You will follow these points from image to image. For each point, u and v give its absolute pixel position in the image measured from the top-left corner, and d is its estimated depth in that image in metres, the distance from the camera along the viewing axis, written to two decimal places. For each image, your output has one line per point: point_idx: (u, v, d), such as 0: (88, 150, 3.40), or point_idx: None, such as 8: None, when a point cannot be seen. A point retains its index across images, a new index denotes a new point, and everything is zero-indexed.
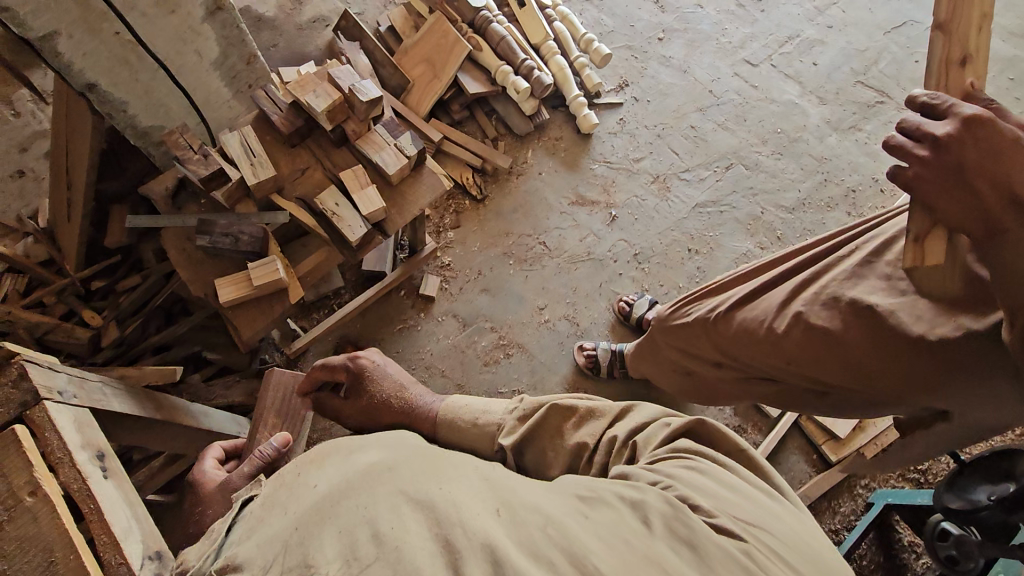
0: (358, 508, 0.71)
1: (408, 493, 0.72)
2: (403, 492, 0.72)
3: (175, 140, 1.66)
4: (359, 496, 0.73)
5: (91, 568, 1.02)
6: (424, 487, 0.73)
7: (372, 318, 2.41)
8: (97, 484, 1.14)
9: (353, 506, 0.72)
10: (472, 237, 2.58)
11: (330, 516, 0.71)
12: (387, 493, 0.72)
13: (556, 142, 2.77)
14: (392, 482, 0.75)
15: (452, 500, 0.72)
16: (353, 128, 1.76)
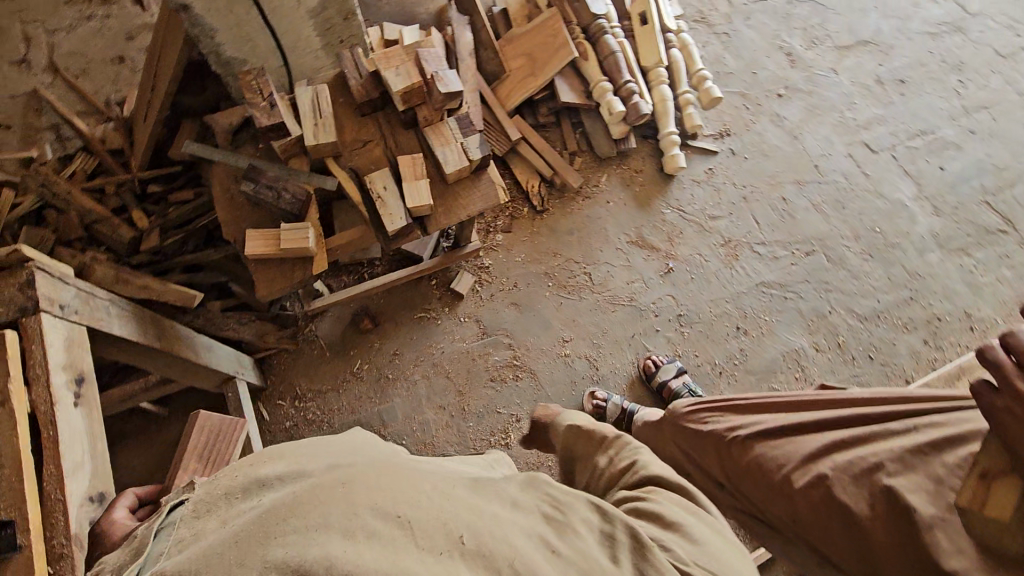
0: (304, 521, 0.63)
1: (358, 506, 0.65)
2: (350, 504, 0.65)
3: (247, 80, 1.63)
4: (300, 505, 0.65)
5: (30, 499, 1.04)
6: (370, 494, 0.67)
7: (396, 298, 2.40)
8: (66, 411, 1.15)
9: (298, 519, 0.63)
10: (519, 247, 2.49)
11: (271, 534, 0.62)
12: (330, 503, 0.65)
13: (634, 174, 2.63)
14: (336, 485, 0.68)
15: (405, 510, 0.67)
16: (425, 116, 1.70)
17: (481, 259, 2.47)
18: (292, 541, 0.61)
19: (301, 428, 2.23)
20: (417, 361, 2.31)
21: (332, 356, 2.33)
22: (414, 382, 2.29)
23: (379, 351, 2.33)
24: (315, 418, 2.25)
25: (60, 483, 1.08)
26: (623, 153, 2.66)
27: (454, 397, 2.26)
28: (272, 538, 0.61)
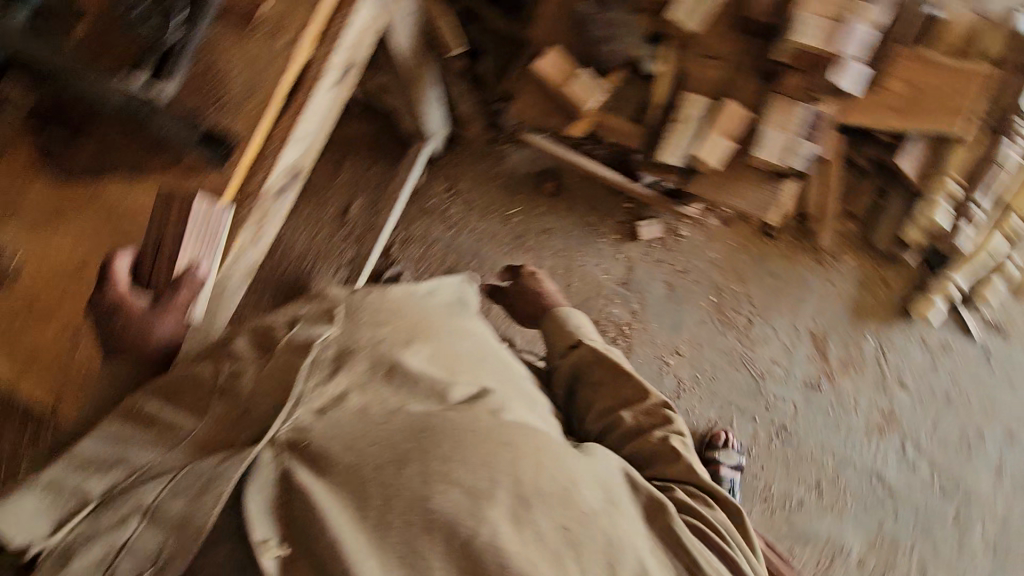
0: (466, 463, 0.90)
1: (524, 441, 0.97)
2: (518, 432, 0.98)
3: None
4: (473, 434, 0.94)
5: (258, 136, 1.28)
6: (514, 445, 0.95)
7: (588, 191, 2.35)
8: (320, 92, 1.35)
9: (461, 463, 0.90)
10: (717, 246, 2.32)
11: (434, 480, 0.88)
12: (506, 424, 0.99)
13: (878, 285, 2.30)
14: (501, 428, 0.97)
15: (541, 455, 0.96)
16: None
17: (680, 223, 2.33)
18: (461, 484, 0.88)
19: (436, 216, 2.34)
20: (557, 252, 2.33)
21: (503, 186, 2.37)
22: (540, 266, 2.32)
23: (537, 219, 2.35)
24: (451, 218, 2.35)
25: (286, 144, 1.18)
26: (892, 259, 2.29)
27: None
28: (434, 481, 0.87)
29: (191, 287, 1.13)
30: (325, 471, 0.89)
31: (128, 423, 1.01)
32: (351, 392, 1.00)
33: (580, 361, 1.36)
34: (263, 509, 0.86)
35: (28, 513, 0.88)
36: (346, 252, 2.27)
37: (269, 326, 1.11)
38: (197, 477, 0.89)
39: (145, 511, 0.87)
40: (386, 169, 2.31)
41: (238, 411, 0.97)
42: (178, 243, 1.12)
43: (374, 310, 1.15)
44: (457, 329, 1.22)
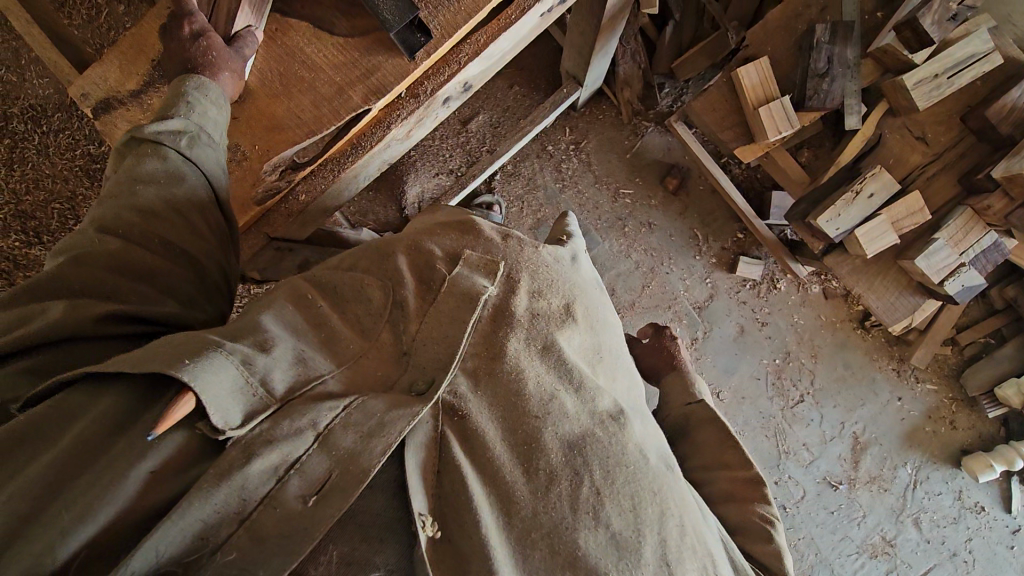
0: (619, 502, 0.77)
1: (669, 494, 0.81)
2: (664, 479, 0.82)
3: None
4: (626, 472, 0.79)
5: (450, 38, 1.05)
6: (662, 496, 0.80)
7: (708, 206, 2.24)
8: (531, 15, 1.09)
9: (612, 503, 0.76)
10: (807, 314, 2.22)
11: (584, 514, 0.74)
12: (652, 465, 0.82)
13: (946, 424, 2.21)
14: (647, 470, 0.81)
15: (682, 517, 0.81)
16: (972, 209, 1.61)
17: (780, 275, 2.22)
18: (609, 528, 0.75)
19: (550, 163, 2.22)
20: (649, 249, 2.22)
21: (626, 162, 2.24)
22: (626, 256, 2.21)
23: (644, 209, 2.23)
24: (564, 171, 2.22)
25: (471, 54, 1.07)
26: (972, 403, 2.21)
27: (627, 299, 2.19)
28: (583, 514, 0.74)
29: (329, 184, 1.10)
30: (482, 464, 0.75)
31: (296, 309, 0.84)
32: (527, 375, 0.81)
33: (690, 418, 1.16)
34: (428, 470, 0.73)
35: (229, 380, 0.68)
36: (451, 162, 2.17)
37: (427, 252, 0.90)
38: (369, 417, 0.72)
39: (320, 432, 0.71)
40: (529, 99, 2.22)
41: (391, 358, 0.83)
42: (316, 133, 1.07)
43: (536, 272, 0.91)
44: (607, 316, 1.00)
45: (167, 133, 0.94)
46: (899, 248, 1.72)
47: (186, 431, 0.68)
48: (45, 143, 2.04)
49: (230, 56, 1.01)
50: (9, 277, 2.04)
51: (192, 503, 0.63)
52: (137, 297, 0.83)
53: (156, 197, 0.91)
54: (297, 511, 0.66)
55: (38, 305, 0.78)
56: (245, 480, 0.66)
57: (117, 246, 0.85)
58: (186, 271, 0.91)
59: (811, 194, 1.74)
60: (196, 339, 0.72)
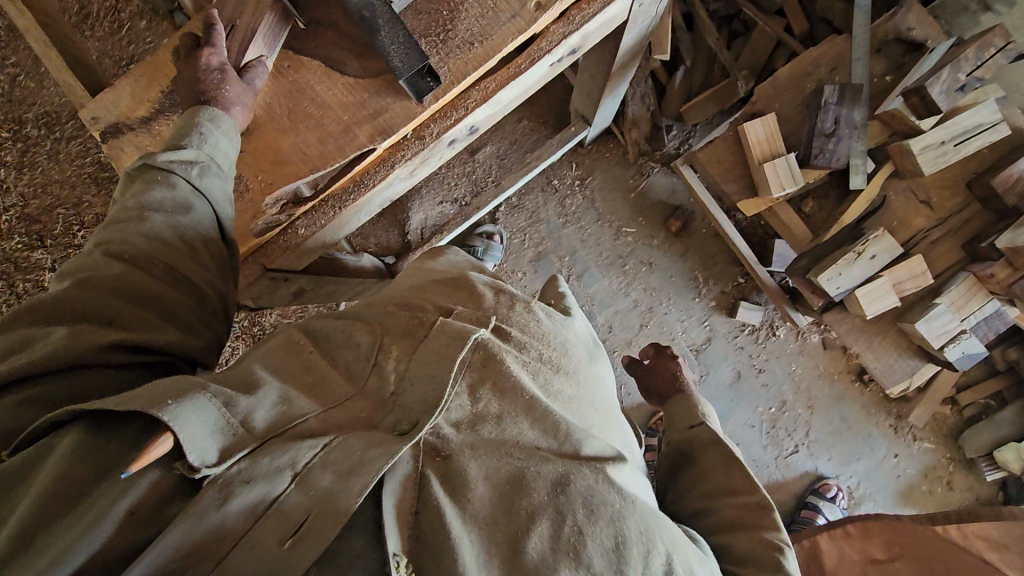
0: (602, 541, 0.71)
1: (658, 536, 0.76)
2: (653, 517, 0.77)
3: (961, 51, 1.52)
4: (610, 510, 0.74)
5: (459, 84, 1.06)
6: (650, 537, 0.74)
7: (710, 248, 2.23)
8: (538, 66, 1.10)
9: (595, 543, 0.71)
10: (805, 363, 2.20)
11: (564, 554, 0.70)
12: (642, 505, 0.77)
13: (942, 484, 2.17)
14: (635, 508, 0.76)
15: (670, 558, 0.76)
16: (972, 276, 1.61)
17: (780, 322, 2.20)
18: (590, 569, 0.69)
19: (554, 197, 2.23)
20: (649, 287, 2.21)
21: (631, 202, 2.24)
22: (626, 293, 2.20)
23: (646, 248, 2.23)
24: (567, 207, 2.23)
25: (479, 99, 1.08)
26: (970, 465, 2.18)
27: (624, 337, 2.18)
28: (563, 554, 0.70)
29: (329, 220, 1.10)
30: (465, 504, 0.71)
31: (286, 358, 0.85)
32: (514, 416, 0.80)
33: (694, 442, 1.18)
34: (405, 510, 0.69)
35: (211, 420, 0.67)
36: (455, 191, 2.18)
37: (420, 307, 0.92)
38: (348, 455, 0.69)
39: (298, 472, 0.68)
40: (538, 133, 2.24)
41: (374, 402, 0.79)
42: (321, 168, 1.07)
43: (527, 327, 0.92)
44: (600, 366, 1.00)
45: (178, 162, 0.94)
46: (900, 309, 1.71)
47: (161, 470, 0.65)
48: (56, 148, 2.06)
49: (241, 91, 1.01)
50: (8, 277, 2.04)
51: (165, 541, 0.61)
52: (136, 323, 0.82)
53: (162, 224, 0.90)
54: (271, 553, 0.62)
55: (41, 329, 0.77)
56: (222, 519, 0.63)
57: (120, 270, 0.84)
58: (185, 295, 0.89)
59: (813, 249, 1.74)
60: (183, 381, 0.71)
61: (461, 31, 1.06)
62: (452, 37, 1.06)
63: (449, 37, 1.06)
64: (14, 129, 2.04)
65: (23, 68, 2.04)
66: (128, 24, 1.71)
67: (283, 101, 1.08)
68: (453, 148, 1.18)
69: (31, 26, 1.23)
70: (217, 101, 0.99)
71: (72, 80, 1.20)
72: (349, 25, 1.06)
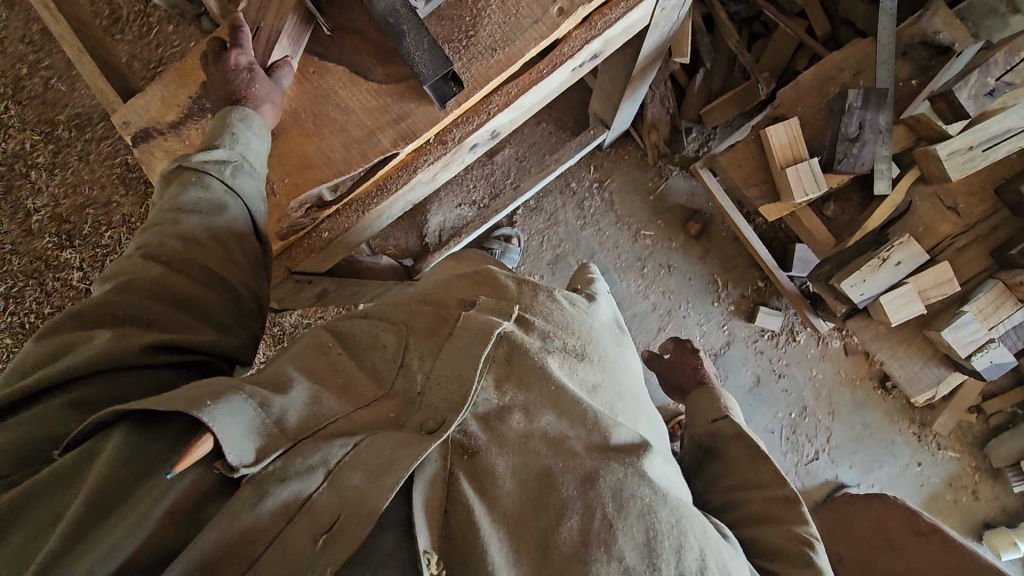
0: (634, 535, 0.71)
1: (690, 528, 0.76)
2: (683, 509, 0.77)
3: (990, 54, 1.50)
4: (641, 503, 0.73)
5: (482, 91, 1.07)
6: (682, 530, 0.74)
7: (729, 252, 2.22)
8: (560, 71, 1.11)
9: (626, 535, 0.71)
10: (826, 369, 2.17)
11: (595, 548, 0.70)
12: (673, 498, 0.77)
13: (967, 494, 2.13)
14: (665, 502, 0.75)
15: (702, 550, 0.76)
16: (1000, 284, 1.58)
17: (801, 327, 2.18)
18: (622, 562, 0.70)
19: (573, 200, 2.23)
20: (667, 290, 2.20)
21: (649, 204, 2.24)
22: (644, 297, 2.19)
23: (665, 251, 2.22)
24: (586, 210, 2.23)
25: (502, 105, 1.09)
26: (996, 474, 2.13)
27: (642, 341, 2.17)
28: (594, 547, 0.70)
29: (351, 224, 1.12)
30: (493, 501, 0.73)
31: (314, 356, 0.85)
32: (541, 408, 0.81)
33: (717, 435, 1.17)
34: (435, 508, 0.71)
35: (245, 421, 0.68)
36: (474, 193, 2.19)
37: (443, 302, 0.93)
38: (376, 455, 0.70)
39: (331, 470, 0.70)
40: (556, 136, 2.24)
41: (403, 401, 0.81)
42: (344, 172, 1.09)
43: (551, 317, 0.91)
44: (623, 355, 1.00)
45: (212, 162, 0.97)
46: (925, 317, 1.69)
47: (202, 468, 0.67)
48: (87, 149, 2.11)
49: (270, 90, 1.04)
50: (39, 276, 2.10)
51: (205, 539, 0.63)
52: (176, 324, 0.84)
53: (198, 225, 0.92)
54: (303, 552, 0.63)
55: (83, 333, 0.78)
56: (254, 519, 0.65)
57: (158, 273, 0.86)
58: (222, 296, 0.92)
59: (836, 255, 1.71)
60: (218, 381, 0.72)
61: (484, 37, 1.07)
62: (476, 42, 1.07)
63: (472, 42, 1.07)
64: (46, 132, 2.10)
65: (55, 72, 2.10)
66: (154, 28, 1.71)
67: (308, 106, 1.10)
68: (477, 150, 1.19)
69: (66, 34, 1.27)
70: (248, 100, 1.01)
71: (104, 86, 1.24)
72: (374, 32, 1.08)
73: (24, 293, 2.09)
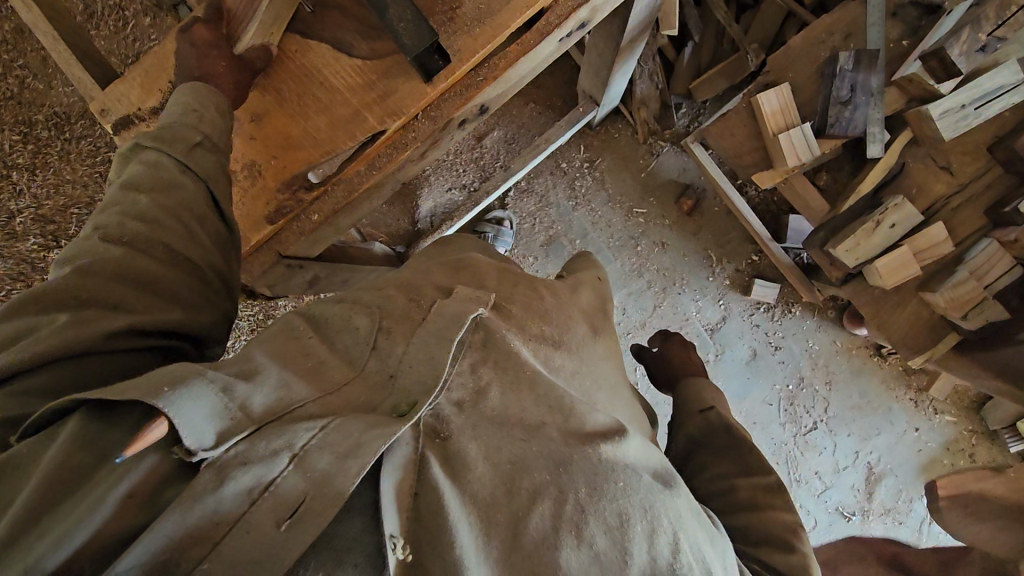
0: (606, 519, 0.72)
1: (666, 512, 0.75)
2: (658, 494, 0.76)
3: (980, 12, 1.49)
4: (616, 487, 0.74)
5: (468, 63, 1.05)
6: (654, 515, 0.74)
7: (722, 226, 2.21)
8: (549, 40, 1.09)
9: (597, 520, 0.71)
10: (823, 339, 2.18)
11: (566, 529, 0.70)
12: (647, 483, 0.77)
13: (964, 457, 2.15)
14: (640, 486, 0.75)
15: (676, 535, 0.75)
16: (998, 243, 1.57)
17: (795, 301, 2.18)
18: (593, 547, 0.70)
19: (564, 180, 2.21)
20: (662, 269, 2.19)
21: (640, 182, 2.22)
22: (638, 275, 2.19)
23: (658, 229, 2.21)
24: (577, 189, 2.21)
25: (488, 79, 1.07)
26: (993, 438, 2.15)
27: (638, 320, 2.17)
28: (565, 532, 0.70)
29: (342, 204, 1.11)
30: (462, 484, 0.71)
31: (285, 342, 0.82)
32: (513, 391, 0.81)
33: (709, 422, 1.17)
34: (404, 491, 0.68)
35: (206, 405, 0.64)
36: (464, 176, 2.17)
37: (424, 291, 0.91)
38: (345, 437, 0.68)
39: (296, 453, 0.66)
40: (545, 116, 2.22)
41: (376, 381, 0.79)
42: (333, 154, 1.08)
43: (528, 306, 0.93)
44: (598, 341, 1.01)
45: (172, 141, 0.93)
46: (922, 278, 1.69)
47: (160, 454, 0.64)
48: (67, 147, 2.07)
49: (231, 69, 1.02)
50: (26, 278, 2.06)
51: (163, 523, 0.60)
52: (141, 306, 0.80)
53: (154, 204, 0.87)
54: (267, 536, 0.61)
55: (42, 316, 0.74)
56: (217, 504, 0.62)
57: (119, 255, 0.81)
58: (185, 275, 0.87)
59: (831, 221, 1.76)
60: (178, 367, 0.68)
61: (469, 7, 1.04)
62: (460, 13, 1.05)
63: (457, 13, 1.05)
64: (25, 132, 2.05)
65: (31, 69, 2.05)
66: (132, 22, 1.72)
67: (290, 84, 1.08)
68: (462, 128, 1.18)
69: (39, 21, 1.23)
70: (209, 78, 1.00)
71: (82, 75, 1.21)
72: (357, 6, 1.05)
73: (11, 295, 2.04)
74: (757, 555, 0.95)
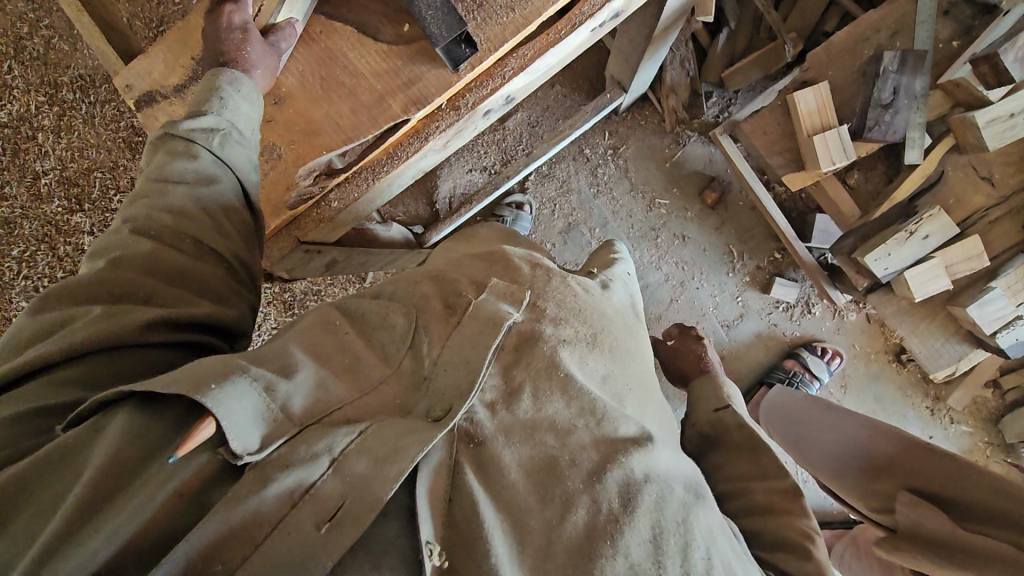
0: (640, 531, 0.71)
1: (698, 527, 0.76)
2: (692, 505, 0.77)
3: None
4: (649, 500, 0.74)
5: (499, 49, 1.02)
6: (688, 528, 0.75)
7: (745, 220, 2.17)
8: (584, 29, 1.05)
9: (632, 532, 0.71)
10: (840, 342, 2.15)
11: (601, 539, 0.69)
12: (679, 492, 0.78)
13: None
14: (673, 500, 0.76)
15: (708, 549, 0.75)
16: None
17: (817, 300, 2.14)
18: (628, 558, 0.69)
19: (586, 166, 2.17)
20: (680, 262, 2.15)
21: (665, 171, 2.17)
22: (656, 267, 2.15)
23: (680, 221, 2.17)
24: (599, 176, 2.17)
25: (518, 68, 1.04)
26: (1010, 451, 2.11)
27: (654, 312, 2.14)
28: (601, 542, 0.69)
29: (362, 192, 1.09)
30: (496, 490, 0.71)
31: (321, 335, 0.81)
32: (550, 393, 0.78)
33: (717, 423, 1.17)
34: (438, 494, 0.68)
35: (251, 407, 0.64)
36: (485, 158, 2.14)
37: (454, 281, 0.89)
38: (383, 441, 0.67)
39: (335, 458, 0.66)
40: (571, 99, 2.16)
41: (408, 381, 0.78)
42: (353, 139, 1.06)
43: (564, 301, 0.88)
44: (635, 341, 0.98)
45: (201, 129, 0.91)
46: (953, 289, 1.66)
47: (208, 454, 0.63)
48: (92, 112, 2.06)
49: (263, 54, 0.98)
50: (50, 240, 2.08)
51: (208, 522, 0.59)
52: (177, 297, 0.80)
53: (190, 195, 0.87)
54: (308, 538, 0.61)
55: (80, 307, 0.75)
56: (260, 504, 0.61)
57: (149, 247, 0.82)
58: (216, 266, 0.87)
59: (860, 229, 1.67)
60: (219, 364, 0.68)
61: None
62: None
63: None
64: (50, 94, 2.05)
65: (58, 30, 2.03)
66: None
67: (311, 64, 1.05)
68: (492, 112, 1.14)
69: None
70: (237, 62, 0.96)
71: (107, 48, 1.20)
72: None
73: (36, 256, 2.07)
74: (773, 561, 0.94)
